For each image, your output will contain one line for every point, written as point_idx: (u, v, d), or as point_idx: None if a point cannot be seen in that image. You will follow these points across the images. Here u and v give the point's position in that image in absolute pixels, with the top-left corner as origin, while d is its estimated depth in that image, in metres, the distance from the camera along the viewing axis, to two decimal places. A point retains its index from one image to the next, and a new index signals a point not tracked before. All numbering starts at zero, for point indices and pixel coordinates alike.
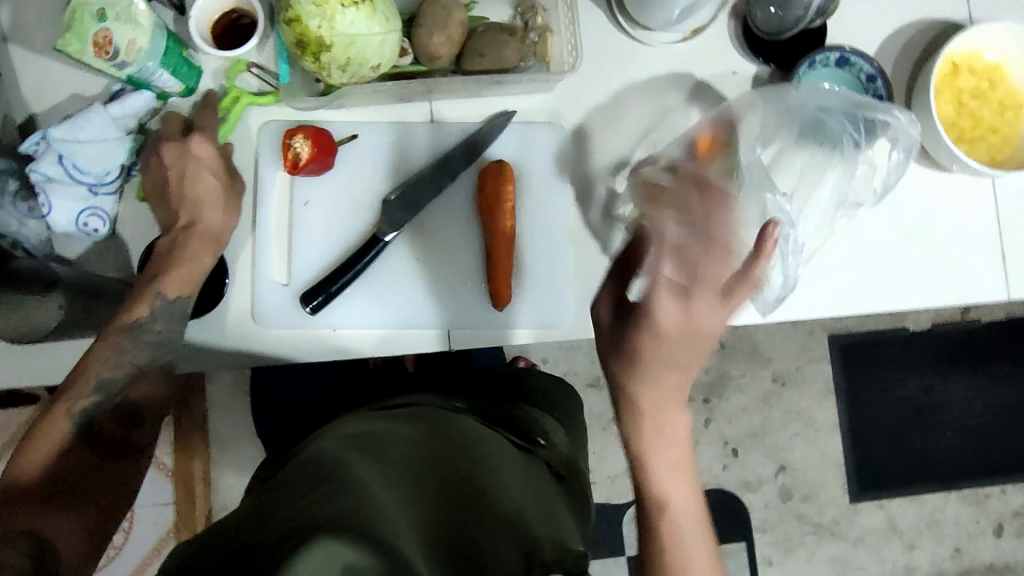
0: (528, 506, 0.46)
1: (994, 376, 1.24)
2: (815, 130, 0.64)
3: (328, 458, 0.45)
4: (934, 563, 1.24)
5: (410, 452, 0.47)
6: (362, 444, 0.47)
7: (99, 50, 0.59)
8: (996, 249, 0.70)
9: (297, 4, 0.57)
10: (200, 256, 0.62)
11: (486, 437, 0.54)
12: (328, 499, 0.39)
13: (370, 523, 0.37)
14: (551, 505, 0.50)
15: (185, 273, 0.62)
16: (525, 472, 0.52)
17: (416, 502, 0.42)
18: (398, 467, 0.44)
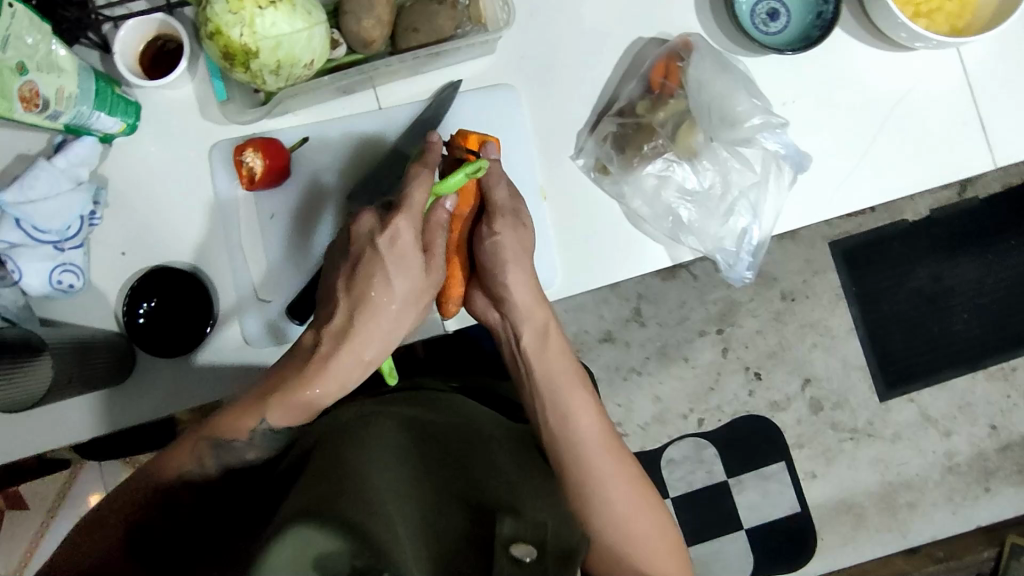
0: (517, 483, 0.54)
1: (1001, 250, 1.22)
2: (722, 67, 0.66)
3: (331, 446, 0.50)
4: (974, 444, 1.24)
5: (411, 440, 0.53)
6: (369, 430, 0.52)
7: (29, 104, 0.56)
8: (975, 120, 0.68)
9: (215, 14, 0.55)
10: (367, 350, 0.54)
11: (483, 413, 0.61)
12: (322, 494, 0.44)
13: (349, 513, 0.42)
14: (537, 482, 0.57)
15: (338, 375, 0.52)
16: (516, 450, 0.59)
17: (407, 491, 0.48)
18: (395, 459, 0.50)
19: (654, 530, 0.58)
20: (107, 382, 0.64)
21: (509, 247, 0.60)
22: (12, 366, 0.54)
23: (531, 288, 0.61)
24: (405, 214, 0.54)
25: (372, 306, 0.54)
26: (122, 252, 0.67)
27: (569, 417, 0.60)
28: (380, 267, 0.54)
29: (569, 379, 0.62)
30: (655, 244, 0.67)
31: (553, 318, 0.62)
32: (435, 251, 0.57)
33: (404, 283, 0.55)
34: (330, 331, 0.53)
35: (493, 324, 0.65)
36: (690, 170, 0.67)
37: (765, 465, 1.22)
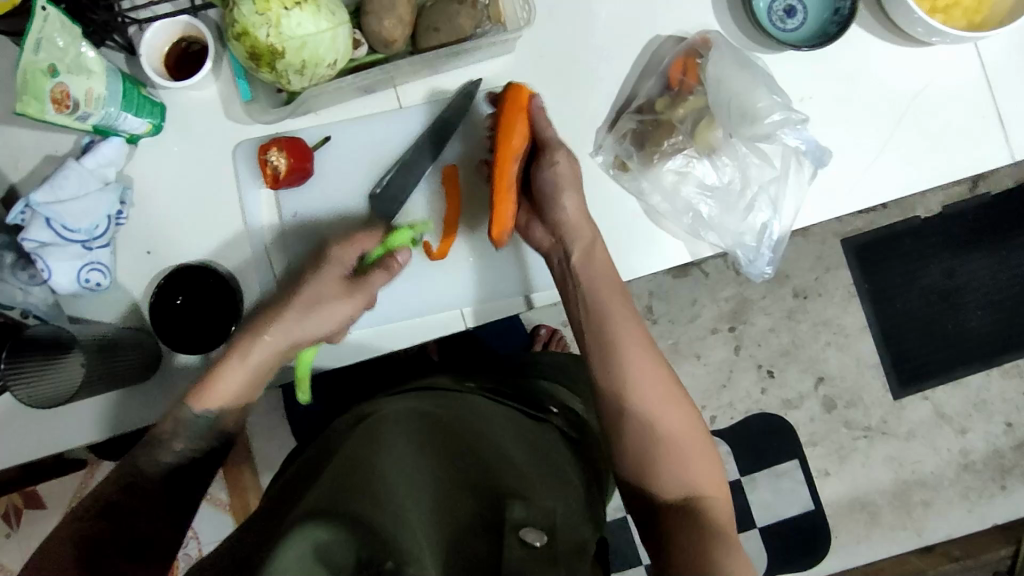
0: (533, 475, 0.51)
1: (1015, 246, 1.22)
2: (744, 65, 0.66)
3: (342, 450, 0.51)
4: (989, 442, 1.24)
5: (416, 431, 0.53)
6: (379, 429, 0.53)
7: (59, 106, 0.57)
8: (992, 114, 0.68)
9: (242, 16, 0.56)
10: (291, 335, 0.62)
11: (498, 411, 0.61)
12: (334, 491, 0.45)
13: (356, 508, 0.42)
14: (558, 473, 0.55)
15: (262, 352, 0.61)
16: (529, 437, 0.58)
17: (417, 479, 0.48)
18: (403, 449, 0.50)
19: (692, 444, 0.57)
20: (133, 379, 0.65)
21: (566, 176, 0.63)
22: (42, 360, 0.55)
23: (583, 207, 0.64)
24: (343, 245, 0.63)
25: (288, 315, 0.61)
26: (147, 251, 0.68)
27: (611, 317, 0.60)
28: (304, 276, 0.62)
29: (611, 288, 0.62)
30: (675, 241, 0.68)
31: (600, 233, 0.63)
32: (364, 280, 0.63)
33: (311, 289, 0.62)
34: (255, 315, 0.63)
35: (542, 243, 0.66)
36: (710, 166, 0.67)
37: (778, 463, 1.22)
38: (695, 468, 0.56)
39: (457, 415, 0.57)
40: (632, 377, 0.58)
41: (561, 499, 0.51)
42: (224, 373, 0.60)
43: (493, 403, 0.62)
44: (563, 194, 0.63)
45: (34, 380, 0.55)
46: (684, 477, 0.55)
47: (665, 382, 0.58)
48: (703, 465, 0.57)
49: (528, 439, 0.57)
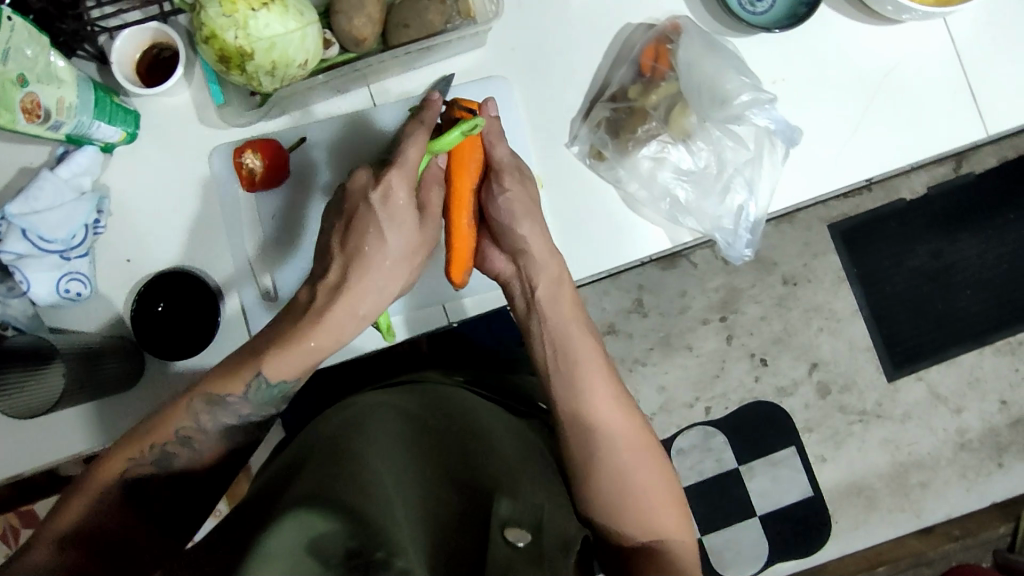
0: (519, 468, 0.52)
1: (1001, 223, 1.22)
2: (712, 49, 0.66)
3: (327, 439, 0.51)
4: (984, 420, 1.24)
5: (403, 427, 0.53)
6: (365, 419, 0.53)
7: (31, 115, 0.57)
8: (965, 89, 0.68)
9: (209, 19, 0.56)
10: (362, 305, 0.55)
11: (485, 404, 0.61)
12: (322, 479, 0.45)
13: (346, 498, 0.43)
14: (544, 469, 0.55)
15: (333, 328, 0.54)
16: (518, 432, 0.58)
17: (404, 474, 0.48)
18: (389, 443, 0.50)
19: (658, 493, 0.56)
20: (117, 386, 0.65)
21: (520, 204, 0.62)
22: (21, 374, 0.57)
23: (545, 238, 0.62)
24: (400, 171, 0.56)
25: (370, 262, 0.55)
26: (127, 260, 0.67)
27: (576, 357, 0.60)
28: (373, 223, 0.55)
29: (579, 328, 0.61)
30: (654, 226, 0.68)
31: (567, 268, 0.62)
32: (429, 208, 0.59)
33: (396, 236, 0.56)
34: (326, 285, 0.55)
35: (504, 277, 0.64)
36: (685, 151, 0.68)
37: (775, 451, 1.22)
38: (656, 515, 0.56)
39: (446, 409, 0.57)
40: (603, 420, 0.58)
41: (547, 495, 0.51)
42: (283, 360, 0.53)
43: (481, 397, 0.62)
44: (519, 225, 0.61)
45: (14, 390, 0.58)
46: (650, 524, 0.55)
47: (631, 424, 0.59)
48: (670, 514, 0.56)
49: (516, 434, 0.58)
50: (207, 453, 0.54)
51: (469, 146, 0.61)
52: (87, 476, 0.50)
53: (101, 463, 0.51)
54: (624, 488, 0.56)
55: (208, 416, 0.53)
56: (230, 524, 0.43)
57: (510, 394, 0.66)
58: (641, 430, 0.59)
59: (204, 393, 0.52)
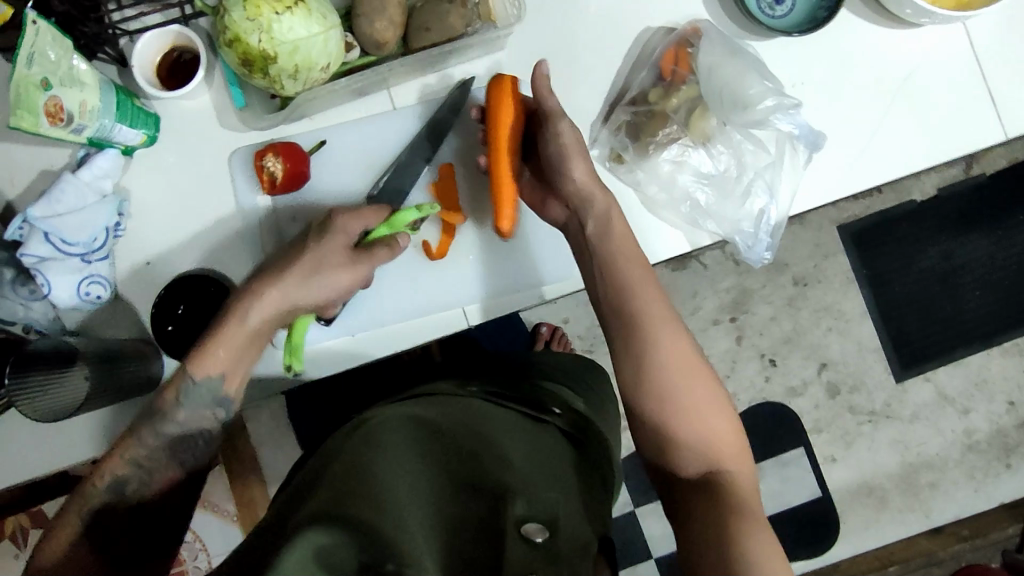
0: (533, 467, 0.53)
1: (1011, 225, 1.22)
2: (734, 54, 0.65)
3: (343, 457, 0.51)
4: (993, 422, 1.24)
5: (419, 435, 0.53)
6: (381, 432, 0.53)
7: (54, 118, 0.57)
8: (983, 93, 0.68)
9: (234, 22, 0.57)
10: (303, 297, 0.60)
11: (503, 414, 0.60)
12: (336, 496, 0.48)
13: (353, 517, 0.47)
14: (562, 477, 0.55)
15: (269, 305, 0.59)
16: (534, 438, 0.58)
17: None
18: (404, 460, 0.51)
19: (711, 412, 0.58)
20: (137, 389, 0.65)
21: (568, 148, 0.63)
22: (45, 376, 0.56)
23: (594, 171, 0.64)
24: (347, 213, 0.62)
25: (306, 257, 0.60)
26: (147, 262, 0.68)
27: (632, 288, 0.60)
28: (315, 260, 0.60)
29: (636, 258, 0.62)
30: (673, 230, 0.68)
31: (615, 204, 0.63)
32: (365, 253, 0.62)
33: (310, 258, 0.60)
34: (268, 268, 0.60)
35: (562, 220, 0.67)
36: (705, 155, 0.68)
37: (785, 451, 1.22)
38: (716, 440, 0.57)
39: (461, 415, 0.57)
40: (651, 356, 0.58)
41: (562, 492, 0.52)
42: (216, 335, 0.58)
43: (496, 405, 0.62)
44: (571, 166, 0.63)
45: (41, 394, 0.55)
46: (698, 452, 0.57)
47: (688, 353, 0.59)
48: (726, 437, 0.58)
49: (531, 436, 0.57)
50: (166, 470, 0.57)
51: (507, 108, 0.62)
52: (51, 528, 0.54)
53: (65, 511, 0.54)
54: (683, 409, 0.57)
55: (149, 433, 0.57)
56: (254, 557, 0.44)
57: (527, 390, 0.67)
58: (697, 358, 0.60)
59: (106, 472, 0.55)
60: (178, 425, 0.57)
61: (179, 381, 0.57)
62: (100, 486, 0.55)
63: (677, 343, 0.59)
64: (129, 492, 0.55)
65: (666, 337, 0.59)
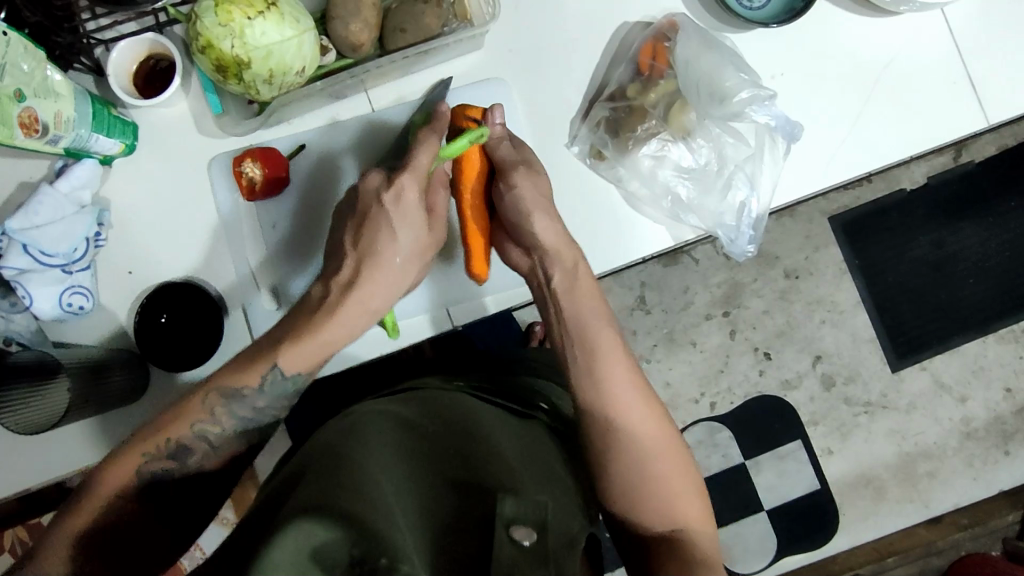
0: (522, 467, 0.51)
1: (1002, 211, 1.22)
2: (714, 46, 0.66)
3: (326, 448, 0.51)
4: (990, 409, 1.24)
5: (403, 434, 0.53)
6: (364, 428, 0.52)
7: (28, 130, 0.57)
8: (962, 80, 0.68)
9: (205, 28, 0.56)
10: (374, 299, 0.58)
11: (488, 409, 0.60)
12: (325, 485, 0.45)
13: (348, 505, 0.43)
14: (549, 471, 0.54)
15: (346, 321, 0.56)
16: (519, 433, 0.57)
17: (406, 483, 0.48)
18: (389, 452, 0.50)
19: (676, 478, 0.57)
20: (121, 400, 0.65)
21: (528, 199, 0.63)
22: (29, 387, 0.56)
23: (558, 229, 0.63)
24: (409, 171, 0.58)
25: (381, 253, 0.58)
26: (130, 272, 0.67)
27: (598, 352, 0.60)
28: (384, 221, 0.58)
29: (602, 316, 0.62)
30: (657, 226, 0.68)
31: (582, 257, 0.62)
32: (435, 210, 0.62)
33: (384, 237, 0.58)
34: (338, 281, 0.58)
35: (524, 270, 0.65)
36: (685, 149, 0.68)
37: (782, 444, 1.22)
38: (679, 501, 0.56)
39: (444, 416, 0.56)
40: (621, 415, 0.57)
41: (551, 493, 0.50)
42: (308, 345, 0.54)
43: (481, 401, 0.61)
44: (534, 220, 0.62)
45: (19, 405, 0.56)
46: (665, 513, 0.56)
47: (653, 417, 0.59)
48: (691, 502, 0.57)
49: (518, 440, 0.56)
50: (230, 447, 0.53)
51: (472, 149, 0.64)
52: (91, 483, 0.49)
53: (119, 459, 0.50)
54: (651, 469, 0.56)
55: (224, 411, 0.52)
56: (239, 545, 0.43)
57: (512, 396, 0.66)
58: (662, 427, 0.59)
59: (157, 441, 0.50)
60: (255, 410, 0.53)
61: (266, 364, 0.53)
62: (163, 453, 0.50)
63: (644, 411, 0.58)
64: (190, 463, 0.51)
65: (633, 398, 0.59)
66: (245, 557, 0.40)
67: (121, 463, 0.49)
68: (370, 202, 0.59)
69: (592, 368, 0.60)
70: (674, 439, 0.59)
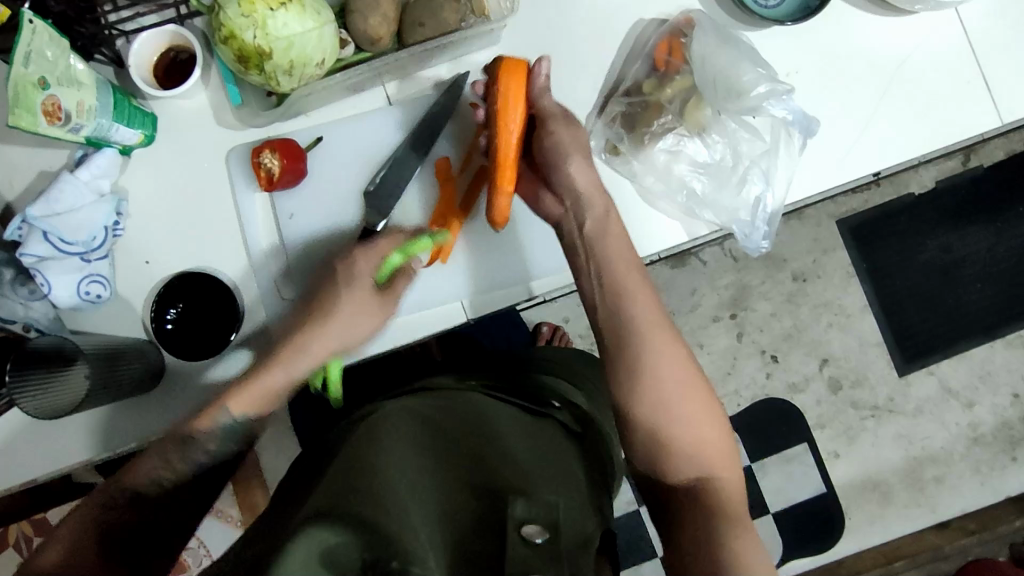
0: (536, 471, 0.51)
1: (1010, 216, 1.22)
2: (727, 41, 0.66)
3: (344, 451, 0.51)
4: (997, 414, 1.24)
5: (416, 433, 0.52)
6: (378, 429, 0.52)
7: (52, 118, 0.57)
8: (976, 80, 0.68)
9: (228, 19, 0.57)
10: (326, 344, 0.60)
11: (501, 409, 0.60)
12: (338, 491, 0.45)
13: (361, 509, 0.42)
14: (563, 473, 0.54)
15: (293, 368, 0.59)
16: (533, 435, 0.57)
17: (420, 482, 0.48)
18: (402, 450, 0.49)
19: (706, 424, 0.57)
20: (138, 388, 0.65)
21: (566, 144, 0.63)
22: (46, 373, 0.55)
23: (592, 175, 0.63)
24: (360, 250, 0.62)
25: (336, 308, 0.61)
26: (146, 262, 0.68)
27: (625, 293, 0.59)
28: (335, 288, 0.61)
29: (627, 260, 0.61)
30: (670, 221, 0.68)
31: (614, 205, 0.62)
32: (393, 289, 0.64)
33: (349, 311, 0.61)
34: (300, 330, 0.61)
35: (555, 216, 0.64)
36: (700, 144, 0.68)
37: (788, 448, 1.22)
38: (709, 447, 0.56)
39: (461, 417, 0.56)
40: (649, 364, 0.57)
41: (563, 495, 0.50)
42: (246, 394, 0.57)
43: (496, 402, 0.61)
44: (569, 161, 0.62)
45: (41, 392, 0.55)
46: (694, 460, 0.56)
47: (683, 362, 0.58)
48: (723, 445, 0.57)
49: (533, 442, 0.55)
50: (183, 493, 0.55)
51: (511, 96, 0.61)
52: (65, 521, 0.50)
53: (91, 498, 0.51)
54: (675, 425, 0.56)
55: (181, 458, 0.54)
56: (253, 548, 0.43)
57: (526, 398, 0.65)
58: (693, 372, 0.58)
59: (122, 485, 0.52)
60: (216, 440, 0.56)
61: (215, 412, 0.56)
62: (143, 480, 0.53)
63: (668, 347, 0.58)
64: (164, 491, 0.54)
65: (659, 335, 0.58)
66: (260, 561, 0.40)
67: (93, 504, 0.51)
68: (339, 265, 0.62)
69: (621, 307, 0.59)
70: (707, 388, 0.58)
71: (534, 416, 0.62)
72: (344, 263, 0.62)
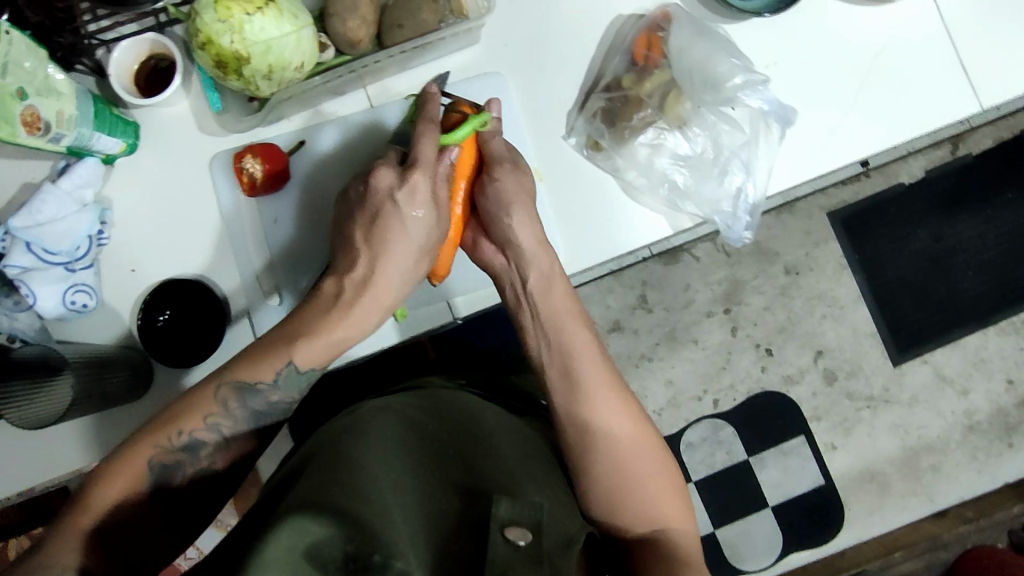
0: (519, 470, 0.51)
1: (999, 203, 1.22)
2: (706, 33, 0.66)
3: (326, 446, 0.50)
4: (992, 401, 1.24)
5: (401, 430, 0.52)
6: (363, 425, 0.51)
7: (31, 128, 0.57)
8: (956, 67, 0.69)
9: (205, 25, 0.57)
10: (386, 296, 0.58)
11: (486, 408, 0.59)
12: (320, 484, 0.44)
13: (343, 503, 0.42)
14: (545, 471, 0.54)
15: (360, 320, 0.56)
16: (519, 436, 0.57)
17: (403, 478, 0.47)
18: (387, 446, 0.49)
19: (660, 479, 0.57)
20: (124, 396, 0.65)
21: (510, 193, 0.62)
22: (30, 385, 0.56)
23: (536, 231, 0.63)
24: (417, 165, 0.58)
25: (392, 249, 0.58)
26: (132, 270, 0.68)
27: (571, 350, 0.61)
28: (399, 216, 0.58)
29: (573, 317, 0.62)
30: (654, 214, 0.68)
31: (558, 262, 0.63)
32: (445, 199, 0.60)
33: (422, 231, 0.59)
34: (350, 279, 0.57)
35: (498, 270, 0.65)
36: (681, 137, 0.68)
37: (785, 441, 1.22)
38: (662, 501, 0.57)
39: (445, 417, 0.56)
40: (599, 416, 0.58)
41: (546, 493, 0.50)
42: (318, 339, 0.55)
43: (481, 402, 0.61)
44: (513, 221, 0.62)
45: (23, 403, 0.56)
46: (647, 514, 0.56)
47: (630, 416, 0.59)
48: (676, 500, 0.57)
49: (517, 442, 0.56)
50: (244, 438, 0.54)
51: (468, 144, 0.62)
52: (90, 486, 0.49)
53: (126, 456, 0.50)
54: (630, 478, 0.56)
55: (237, 403, 0.53)
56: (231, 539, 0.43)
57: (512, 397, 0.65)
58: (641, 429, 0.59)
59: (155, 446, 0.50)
60: (270, 402, 0.54)
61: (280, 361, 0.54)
62: (175, 447, 0.51)
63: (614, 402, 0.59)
64: (201, 456, 0.52)
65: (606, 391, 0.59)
66: (240, 553, 0.40)
67: (130, 462, 0.50)
68: (377, 194, 0.58)
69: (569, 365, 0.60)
70: (657, 443, 0.59)
71: (520, 417, 0.61)
72: (382, 188, 0.58)
